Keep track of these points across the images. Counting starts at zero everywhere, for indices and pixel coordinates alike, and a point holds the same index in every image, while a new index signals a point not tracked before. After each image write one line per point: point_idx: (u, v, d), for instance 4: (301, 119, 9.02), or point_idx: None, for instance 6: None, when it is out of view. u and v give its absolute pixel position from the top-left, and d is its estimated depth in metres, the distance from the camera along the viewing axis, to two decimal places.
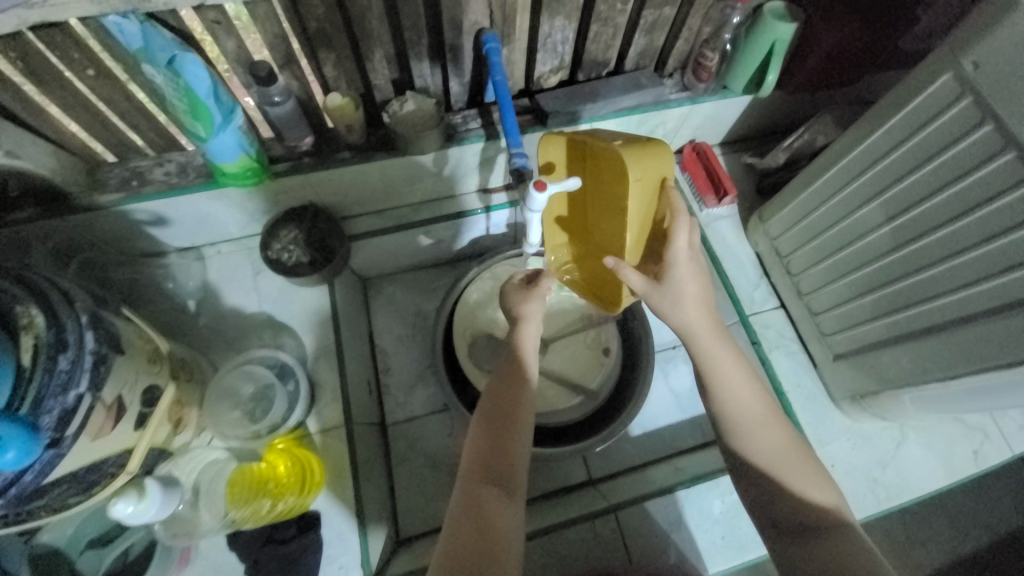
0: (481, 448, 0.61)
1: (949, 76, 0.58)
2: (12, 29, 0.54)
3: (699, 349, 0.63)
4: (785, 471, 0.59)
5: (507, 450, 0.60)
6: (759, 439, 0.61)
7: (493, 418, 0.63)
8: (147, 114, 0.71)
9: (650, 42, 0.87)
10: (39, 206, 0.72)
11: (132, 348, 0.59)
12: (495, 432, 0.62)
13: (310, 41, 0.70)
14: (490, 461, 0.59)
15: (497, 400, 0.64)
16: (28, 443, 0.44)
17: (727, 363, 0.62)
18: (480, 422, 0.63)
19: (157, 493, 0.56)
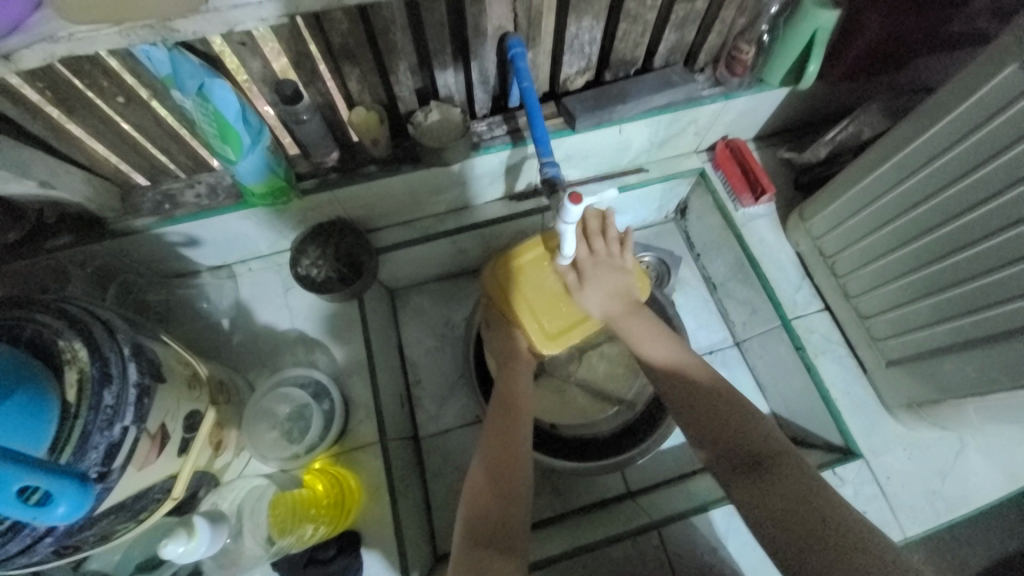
0: (486, 503, 0.61)
1: (1018, 66, 0.53)
2: (39, 63, 0.51)
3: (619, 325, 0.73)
4: (711, 403, 0.63)
5: (508, 497, 0.62)
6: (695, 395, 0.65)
7: (498, 459, 0.66)
8: (176, 137, 0.71)
9: (681, 38, 0.83)
10: (76, 231, 0.74)
11: (172, 375, 0.59)
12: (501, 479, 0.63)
13: (334, 57, 0.68)
14: (490, 518, 0.60)
15: (494, 460, 0.66)
16: (80, 494, 0.42)
17: (636, 328, 0.72)
18: (481, 472, 0.65)
19: (206, 529, 0.55)
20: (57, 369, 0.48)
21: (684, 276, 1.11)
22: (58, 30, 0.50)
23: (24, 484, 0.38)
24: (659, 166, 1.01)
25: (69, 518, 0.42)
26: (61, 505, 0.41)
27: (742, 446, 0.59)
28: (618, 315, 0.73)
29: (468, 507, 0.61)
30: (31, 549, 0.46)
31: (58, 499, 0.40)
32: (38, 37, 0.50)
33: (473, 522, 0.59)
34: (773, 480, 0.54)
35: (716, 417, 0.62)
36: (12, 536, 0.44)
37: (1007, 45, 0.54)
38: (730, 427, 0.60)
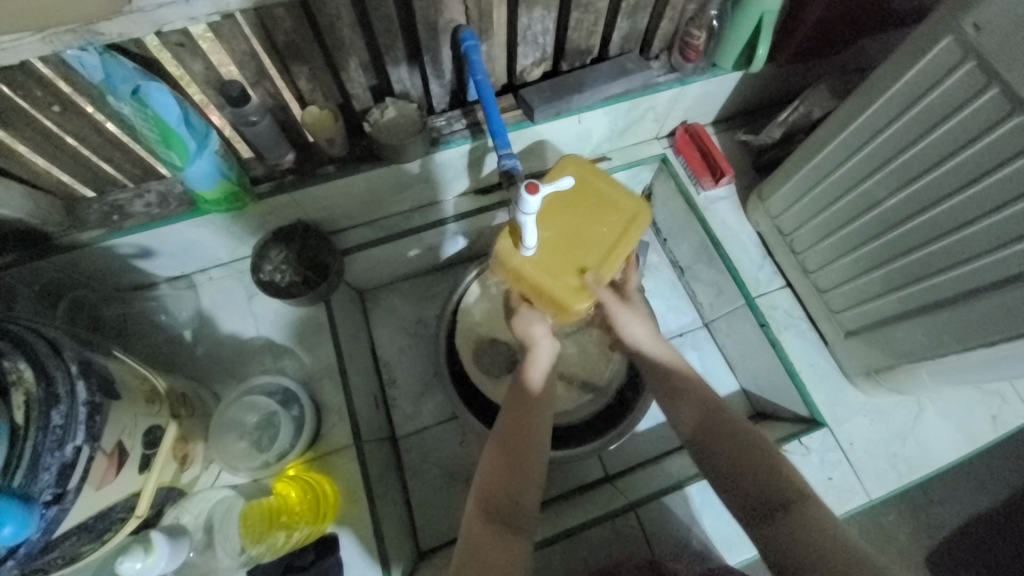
0: (499, 488, 0.60)
1: (949, 41, 0.55)
2: None
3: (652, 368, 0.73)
4: (729, 449, 0.60)
5: (523, 476, 0.62)
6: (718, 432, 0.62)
7: (517, 444, 0.63)
8: (120, 145, 0.69)
9: (634, 25, 0.84)
10: (19, 249, 0.70)
11: (127, 391, 0.58)
12: (517, 463, 0.62)
13: (281, 56, 0.67)
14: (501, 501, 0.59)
15: (509, 433, 0.65)
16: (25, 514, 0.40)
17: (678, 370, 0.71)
18: (499, 452, 0.63)
19: (164, 544, 0.54)
20: None
21: (653, 261, 1.12)
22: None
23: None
24: (621, 154, 1.02)
25: (16, 537, 0.41)
26: (7, 526, 0.39)
27: (759, 489, 0.55)
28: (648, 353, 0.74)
29: (480, 487, 0.61)
30: None
31: (2, 519, 0.39)
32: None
33: (482, 505, 0.59)
34: (793, 525, 0.50)
35: (733, 458, 0.59)
36: None
37: (937, 21, 0.56)
38: (747, 471, 0.57)
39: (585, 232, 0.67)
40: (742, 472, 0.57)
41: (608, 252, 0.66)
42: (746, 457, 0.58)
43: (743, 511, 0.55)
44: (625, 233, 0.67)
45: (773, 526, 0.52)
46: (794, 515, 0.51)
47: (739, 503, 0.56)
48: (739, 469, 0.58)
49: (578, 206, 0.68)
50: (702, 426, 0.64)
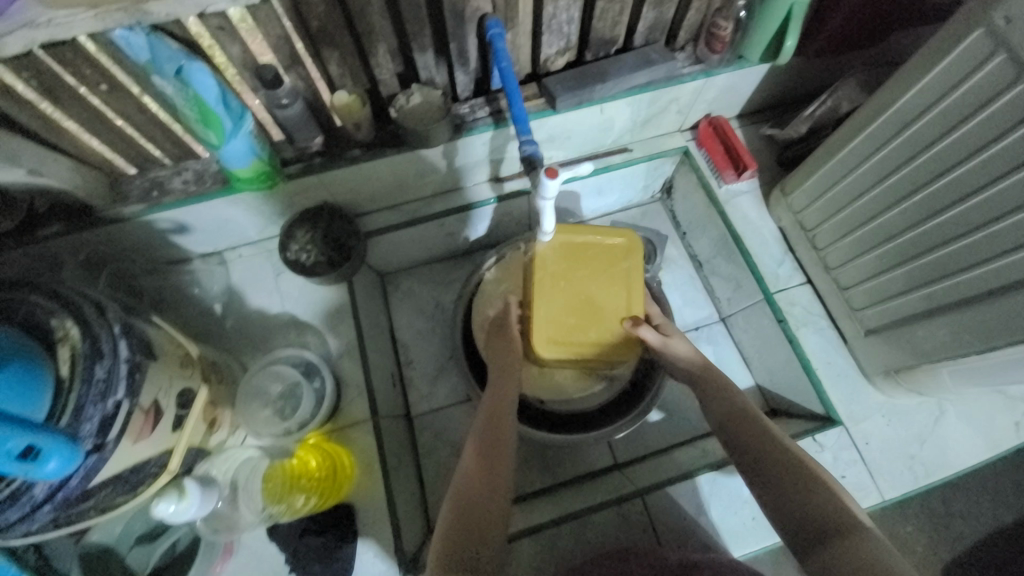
0: (462, 511, 0.58)
1: (981, 32, 0.54)
2: (21, 49, 0.55)
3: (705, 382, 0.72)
4: (779, 470, 0.57)
5: (493, 487, 0.61)
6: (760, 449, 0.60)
7: (482, 469, 0.62)
8: (161, 125, 0.72)
9: (660, 15, 0.84)
10: (67, 220, 0.75)
11: (164, 354, 0.61)
12: (480, 490, 0.60)
13: (313, 41, 0.69)
14: (466, 523, 0.57)
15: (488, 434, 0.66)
16: (68, 452, 0.44)
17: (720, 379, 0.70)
18: (465, 476, 0.62)
19: (197, 491, 0.58)
20: (49, 347, 0.50)
21: (671, 254, 1.12)
22: (38, 16, 0.54)
23: (21, 440, 0.39)
24: (642, 146, 1.02)
25: (60, 473, 0.44)
26: (52, 460, 0.42)
27: (810, 515, 0.52)
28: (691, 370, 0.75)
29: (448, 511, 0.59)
30: (30, 517, 0.48)
31: (50, 453, 0.42)
32: (19, 23, 0.53)
33: (450, 527, 0.57)
34: (849, 554, 0.48)
35: (783, 481, 0.56)
36: (13, 502, 0.46)
37: (973, 11, 0.55)
38: (799, 494, 0.54)
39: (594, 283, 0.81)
40: (791, 495, 0.54)
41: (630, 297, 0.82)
42: (796, 480, 0.55)
43: (792, 536, 0.53)
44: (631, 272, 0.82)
45: (828, 555, 0.49)
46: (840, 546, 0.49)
47: (786, 524, 0.54)
48: (789, 493, 0.55)
49: (579, 265, 0.81)
50: (742, 444, 0.62)
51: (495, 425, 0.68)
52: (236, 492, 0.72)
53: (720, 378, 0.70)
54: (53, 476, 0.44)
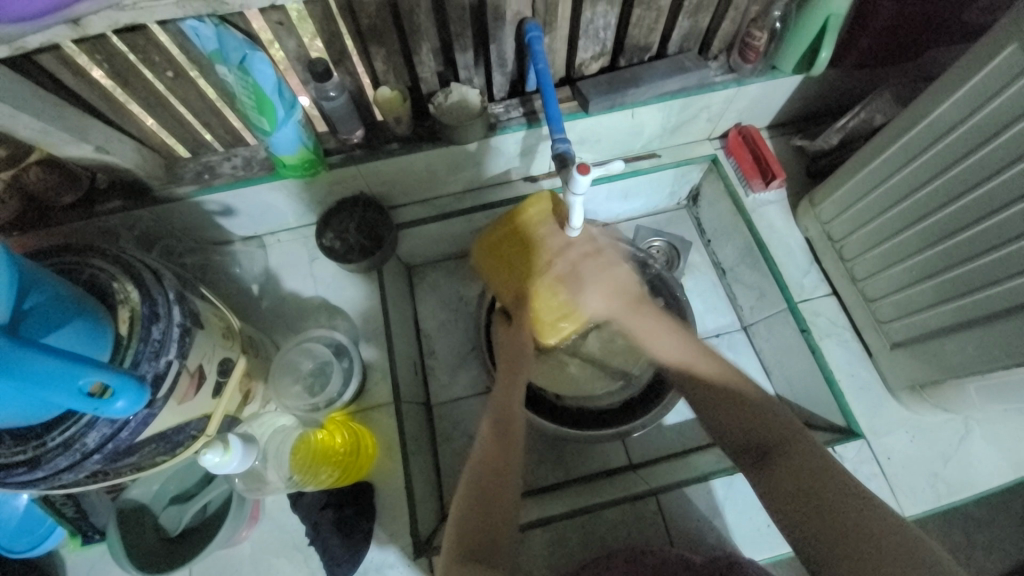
0: (477, 498, 0.59)
1: (1018, 45, 0.54)
2: (104, 28, 0.58)
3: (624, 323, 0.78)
4: (728, 399, 0.65)
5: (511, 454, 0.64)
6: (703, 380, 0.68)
7: (497, 459, 0.63)
8: (216, 112, 0.77)
9: (695, 24, 0.86)
10: (126, 197, 0.81)
11: (209, 324, 0.65)
12: (493, 481, 0.61)
13: (362, 37, 0.73)
14: (478, 510, 0.58)
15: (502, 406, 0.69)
16: (136, 395, 0.47)
17: (646, 323, 0.76)
18: (478, 462, 0.63)
19: (240, 446, 0.61)
20: (111, 307, 0.55)
21: (694, 261, 1.13)
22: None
23: (86, 378, 0.43)
24: (670, 152, 1.04)
25: (127, 413, 0.47)
26: (121, 399, 0.46)
27: (750, 430, 0.61)
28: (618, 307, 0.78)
29: (463, 500, 0.60)
30: (79, 465, 0.51)
31: (119, 393, 0.46)
32: (105, 5, 0.56)
33: (463, 517, 0.58)
34: (780, 463, 0.56)
35: (729, 408, 0.64)
36: (67, 447, 0.50)
37: (1010, 24, 0.55)
38: (743, 415, 0.62)
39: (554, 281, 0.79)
40: (735, 417, 0.63)
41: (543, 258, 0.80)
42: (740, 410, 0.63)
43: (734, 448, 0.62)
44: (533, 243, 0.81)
45: (761, 465, 0.58)
46: (783, 458, 0.56)
47: (731, 442, 0.63)
48: (734, 416, 0.63)
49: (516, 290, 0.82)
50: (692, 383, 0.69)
51: (507, 412, 0.69)
52: (266, 458, 0.75)
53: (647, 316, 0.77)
54: (118, 416, 0.48)
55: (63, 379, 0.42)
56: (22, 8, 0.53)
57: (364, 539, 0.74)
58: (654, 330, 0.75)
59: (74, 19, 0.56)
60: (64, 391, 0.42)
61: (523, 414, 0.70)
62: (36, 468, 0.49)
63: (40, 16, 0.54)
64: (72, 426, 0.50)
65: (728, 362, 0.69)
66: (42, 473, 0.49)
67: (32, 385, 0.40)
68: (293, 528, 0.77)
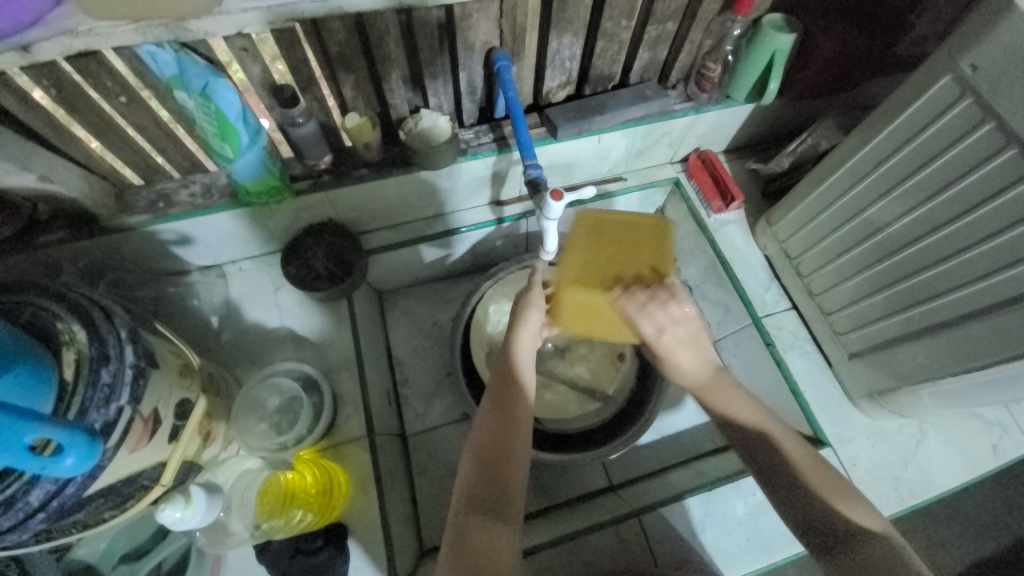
0: (482, 488, 0.54)
1: (948, 79, 0.60)
2: (58, 55, 0.51)
3: (707, 399, 0.65)
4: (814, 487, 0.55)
5: (511, 477, 0.55)
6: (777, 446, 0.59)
7: (497, 435, 0.58)
8: (174, 137, 0.74)
9: (654, 56, 0.91)
10: (69, 228, 0.75)
11: (165, 363, 0.60)
12: (493, 457, 0.56)
13: (331, 64, 0.72)
14: (487, 487, 0.54)
15: (492, 425, 0.59)
16: (88, 449, 0.43)
17: (731, 401, 0.63)
18: (481, 440, 0.58)
19: (202, 499, 0.57)
20: (54, 350, 0.50)
21: None
22: (79, 24, 0.49)
23: (31, 436, 0.39)
24: (636, 175, 1.08)
25: (77, 470, 0.43)
26: (69, 457, 0.41)
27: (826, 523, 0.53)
28: (705, 384, 0.65)
29: (464, 482, 0.56)
30: (21, 526, 0.46)
31: (67, 449, 0.41)
32: (60, 29, 0.49)
33: (470, 496, 0.54)
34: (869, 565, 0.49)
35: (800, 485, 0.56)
36: (4, 511, 0.44)
37: (938, 62, 0.61)
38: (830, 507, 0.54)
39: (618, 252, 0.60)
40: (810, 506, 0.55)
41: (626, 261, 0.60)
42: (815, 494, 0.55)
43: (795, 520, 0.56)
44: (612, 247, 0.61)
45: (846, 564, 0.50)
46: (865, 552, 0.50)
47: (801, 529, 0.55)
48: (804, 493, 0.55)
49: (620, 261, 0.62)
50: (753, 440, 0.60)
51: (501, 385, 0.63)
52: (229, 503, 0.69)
53: (721, 395, 0.64)
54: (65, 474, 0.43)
55: (6, 440, 0.37)
56: None
57: None
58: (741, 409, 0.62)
59: (24, 45, 0.49)
60: (4, 451, 0.37)
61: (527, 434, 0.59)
62: None
63: None
64: (12, 485, 0.45)
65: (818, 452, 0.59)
66: None
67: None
68: None
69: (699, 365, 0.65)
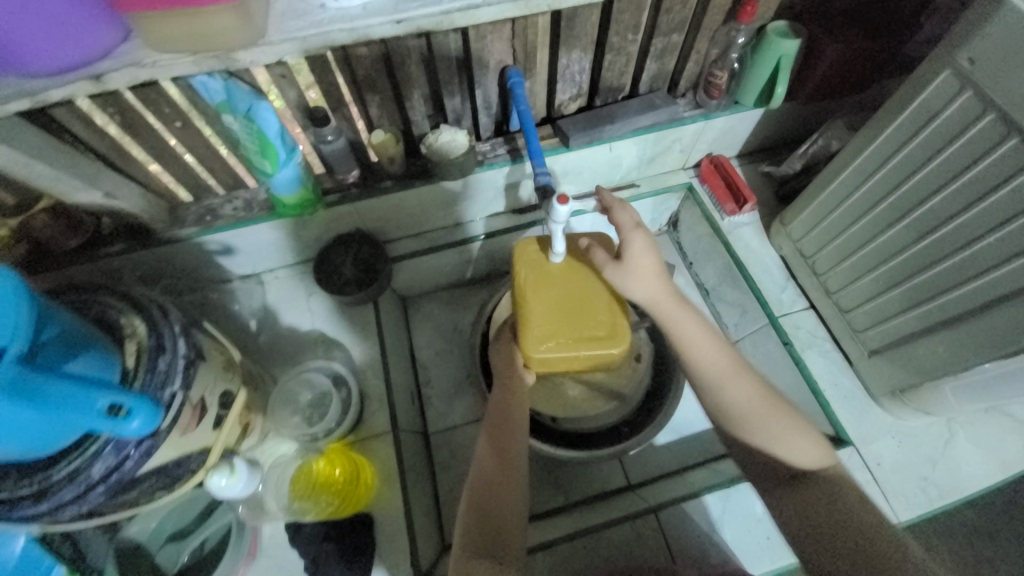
0: (474, 516, 0.63)
1: (948, 73, 0.61)
2: (125, 85, 0.54)
3: (660, 312, 0.64)
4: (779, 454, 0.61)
5: (505, 508, 0.63)
6: (732, 389, 0.62)
7: (497, 470, 0.67)
8: (219, 157, 0.82)
9: (661, 66, 0.95)
10: (129, 240, 0.84)
11: (211, 357, 0.67)
12: (493, 492, 0.65)
13: (358, 87, 0.79)
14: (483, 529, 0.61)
15: (491, 462, 0.68)
16: (150, 413, 0.50)
17: (683, 319, 0.63)
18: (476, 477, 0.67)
19: (241, 471, 0.69)
20: (119, 341, 0.57)
21: (678, 282, 1.17)
22: (143, 57, 0.53)
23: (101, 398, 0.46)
24: (649, 182, 1.11)
25: (142, 433, 0.50)
26: (136, 418, 0.48)
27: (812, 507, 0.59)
28: (661, 298, 0.63)
29: (466, 515, 0.64)
30: (83, 497, 0.51)
31: (134, 412, 0.48)
32: (126, 62, 0.53)
33: (465, 542, 0.61)
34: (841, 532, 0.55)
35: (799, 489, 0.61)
36: (72, 480, 0.51)
37: (937, 58, 0.62)
38: (827, 497, 0.58)
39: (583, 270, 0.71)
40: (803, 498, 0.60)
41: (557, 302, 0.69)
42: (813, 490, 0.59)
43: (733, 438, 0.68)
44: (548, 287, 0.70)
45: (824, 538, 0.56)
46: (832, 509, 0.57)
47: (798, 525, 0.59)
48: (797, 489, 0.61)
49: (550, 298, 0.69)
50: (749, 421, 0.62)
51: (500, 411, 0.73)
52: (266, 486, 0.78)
53: (675, 307, 0.63)
54: (135, 434, 0.50)
55: (79, 399, 0.44)
56: (42, 61, 0.49)
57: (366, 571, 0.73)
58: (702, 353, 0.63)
59: (96, 74, 0.52)
60: (80, 410, 0.45)
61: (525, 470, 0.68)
62: (41, 500, 0.50)
63: (62, 73, 0.52)
64: (78, 458, 0.52)
65: (763, 381, 0.64)
66: (46, 506, 0.50)
67: (48, 412, 0.43)
68: (290, 566, 0.74)
69: (654, 274, 0.63)
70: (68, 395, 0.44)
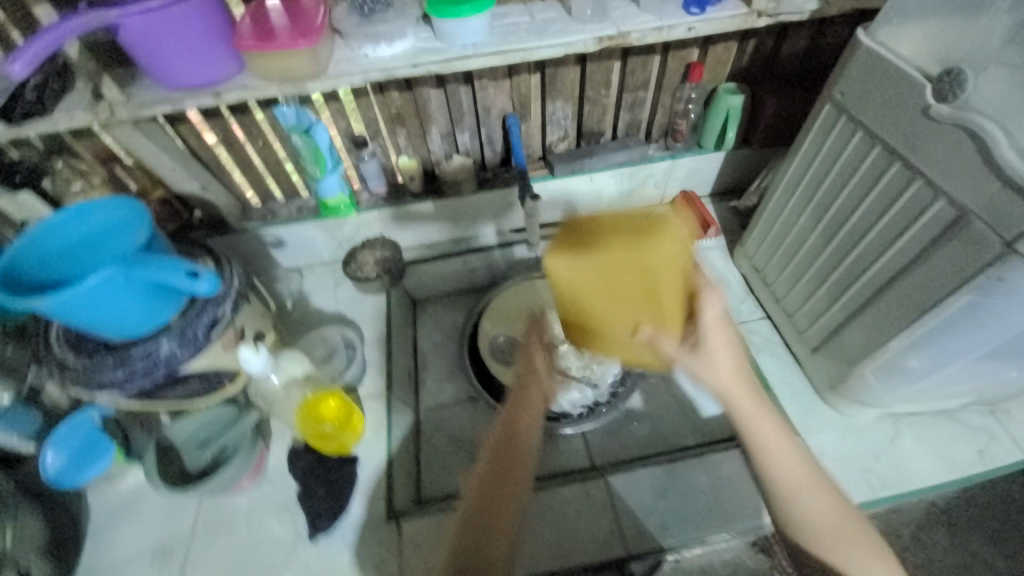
0: (469, 526, 0.64)
1: (828, 107, 0.79)
2: (234, 100, 0.79)
3: (741, 411, 0.62)
4: (831, 553, 0.59)
5: (495, 522, 0.64)
6: (807, 501, 0.60)
7: (497, 480, 0.68)
8: (284, 170, 1.10)
9: (633, 116, 1.18)
10: (210, 228, 1.10)
11: (255, 302, 0.87)
12: (487, 507, 0.66)
13: (391, 121, 1.07)
14: (474, 541, 0.63)
15: (491, 473, 0.69)
16: (214, 280, 0.69)
17: (768, 430, 0.61)
18: (477, 480, 0.69)
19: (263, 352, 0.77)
20: None
21: None
22: (249, 83, 0.78)
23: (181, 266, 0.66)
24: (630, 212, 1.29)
25: (212, 293, 0.69)
26: (203, 281, 0.68)
27: None
28: (738, 396, 0.62)
29: (460, 526, 0.65)
30: (150, 373, 0.71)
31: (202, 277, 0.68)
32: (238, 85, 0.78)
33: (457, 555, 0.63)
34: None
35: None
36: (145, 357, 0.71)
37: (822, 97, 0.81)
38: None
39: (655, 277, 0.54)
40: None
41: (616, 285, 0.54)
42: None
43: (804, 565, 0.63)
44: (602, 254, 0.52)
45: None
46: None
47: None
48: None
49: (604, 280, 0.54)
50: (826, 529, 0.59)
51: (510, 425, 0.73)
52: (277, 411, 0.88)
53: (759, 418, 0.61)
54: (206, 296, 0.69)
55: (168, 264, 0.66)
56: (183, 79, 0.75)
57: (348, 498, 0.86)
58: (783, 463, 0.60)
59: (216, 91, 0.77)
60: (169, 272, 0.65)
61: (529, 473, 0.69)
62: (120, 369, 0.70)
63: (195, 89, 0.76)
64: (150, 343, 0.71)
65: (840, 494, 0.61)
66: (122, 373, 0.70)
67: (148, 273, 0.64)
68: (285, 491, 0.88)
69: (730, 369, 0.62)
70: (161, 262, 0.65)
